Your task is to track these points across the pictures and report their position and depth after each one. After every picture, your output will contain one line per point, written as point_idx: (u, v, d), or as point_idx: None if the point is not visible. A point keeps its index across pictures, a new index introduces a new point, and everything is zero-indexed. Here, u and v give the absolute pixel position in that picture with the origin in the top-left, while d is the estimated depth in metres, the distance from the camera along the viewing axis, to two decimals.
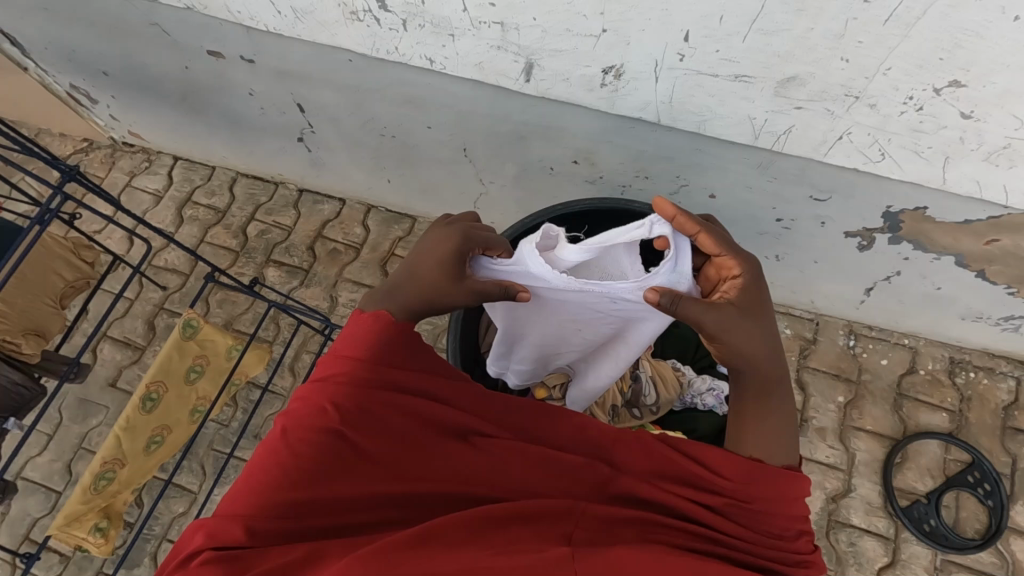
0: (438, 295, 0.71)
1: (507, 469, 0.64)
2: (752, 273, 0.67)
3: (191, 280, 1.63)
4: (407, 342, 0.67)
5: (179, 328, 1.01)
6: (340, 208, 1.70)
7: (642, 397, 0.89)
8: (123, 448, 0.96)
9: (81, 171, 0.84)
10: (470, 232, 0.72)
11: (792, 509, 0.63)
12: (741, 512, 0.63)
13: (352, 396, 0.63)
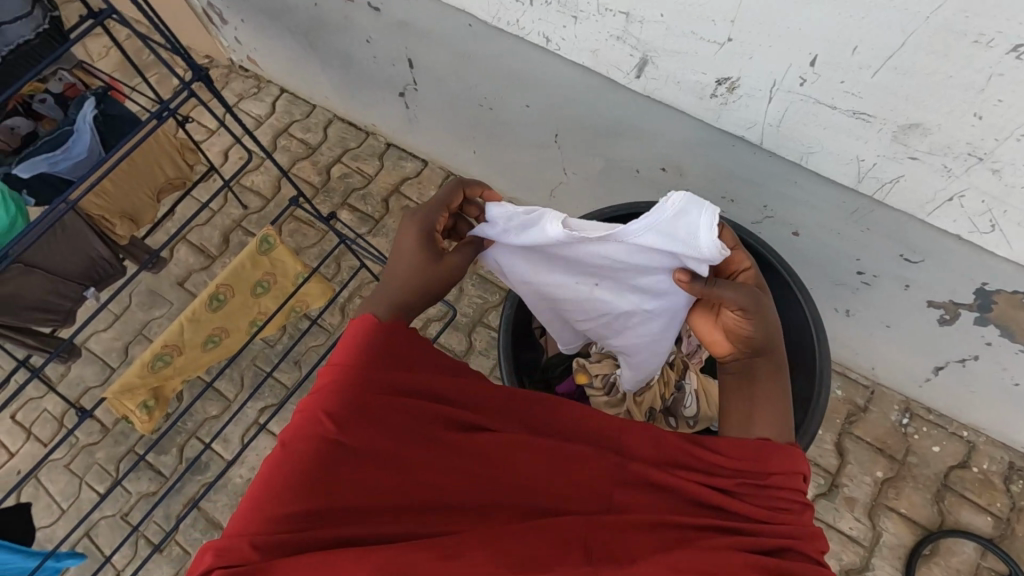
0: (422, 281, 0.74)
1: (512, 467, 0.63)
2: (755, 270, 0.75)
3: (271, 205, 1.72)
4: (404, 342, 0.70)
5: (257, 242, 1.06)
6: (422, 168, 1.75)
7: (682, 407, 0.90)
8: (183, 337, 1.02)
9: (211, 75, 0.89)
10: (430, 212, 0.77)
11: (795, 482, 0.63)
12: (757, 501, 0.62)
13: (351, 400, 0.63)
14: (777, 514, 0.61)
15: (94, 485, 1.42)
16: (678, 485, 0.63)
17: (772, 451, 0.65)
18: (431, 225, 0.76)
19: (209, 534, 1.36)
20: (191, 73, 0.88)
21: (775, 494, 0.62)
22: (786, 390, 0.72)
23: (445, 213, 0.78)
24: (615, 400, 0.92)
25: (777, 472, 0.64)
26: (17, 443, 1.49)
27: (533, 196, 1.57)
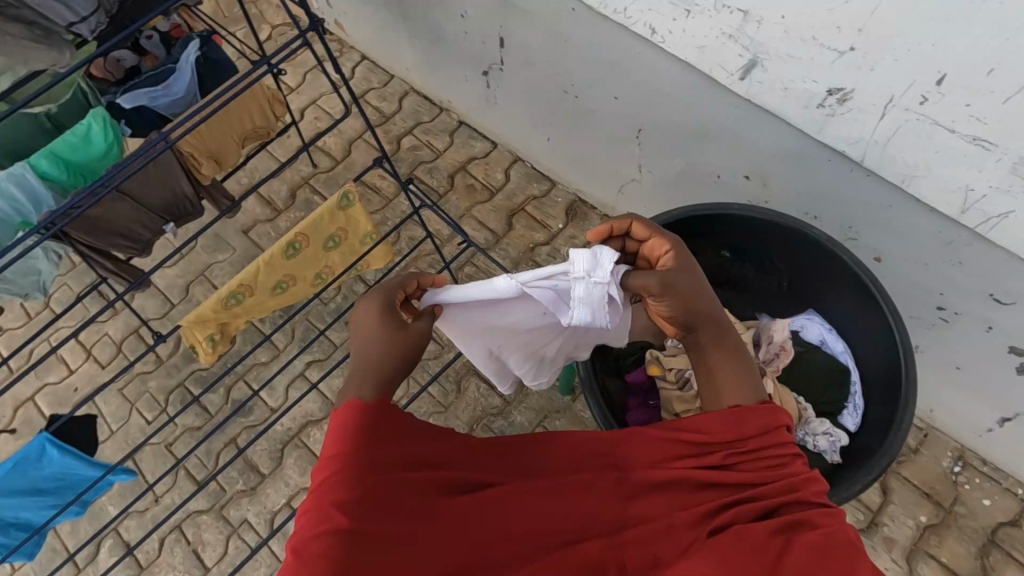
0: (395, 352, 0.73)
1: (526, 512, 0.61)
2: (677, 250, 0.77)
3: (340, 168, 1.76)
4: (391, 413, 0.67)
5: (338, 197, 1.08)
6: (491, 150, 1.76)
7: None
8: (256, 278, 1.05)
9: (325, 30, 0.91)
10: (388, 292, 0.77)
11: (780, 436, 0.65)
12: (757, 470, 0.63)
13: (353, 483, 0.60)
14: (783, 478, 0.63)
15: (144, 412, 1.47)
16: (683, 479, 0.63)
17: (741, 415, 0.67)
18: (392, 301, 0.76)
19: (246, 475, 1.40)
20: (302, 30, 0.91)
21: (770, 460, 0.64)
22: (739, 353, 0.74)
23: (402, 291, 0.78)
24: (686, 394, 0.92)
25: (758, 434, 0.65)
26: (76, 362, 1.56)
27: (601, 190, 1.56)
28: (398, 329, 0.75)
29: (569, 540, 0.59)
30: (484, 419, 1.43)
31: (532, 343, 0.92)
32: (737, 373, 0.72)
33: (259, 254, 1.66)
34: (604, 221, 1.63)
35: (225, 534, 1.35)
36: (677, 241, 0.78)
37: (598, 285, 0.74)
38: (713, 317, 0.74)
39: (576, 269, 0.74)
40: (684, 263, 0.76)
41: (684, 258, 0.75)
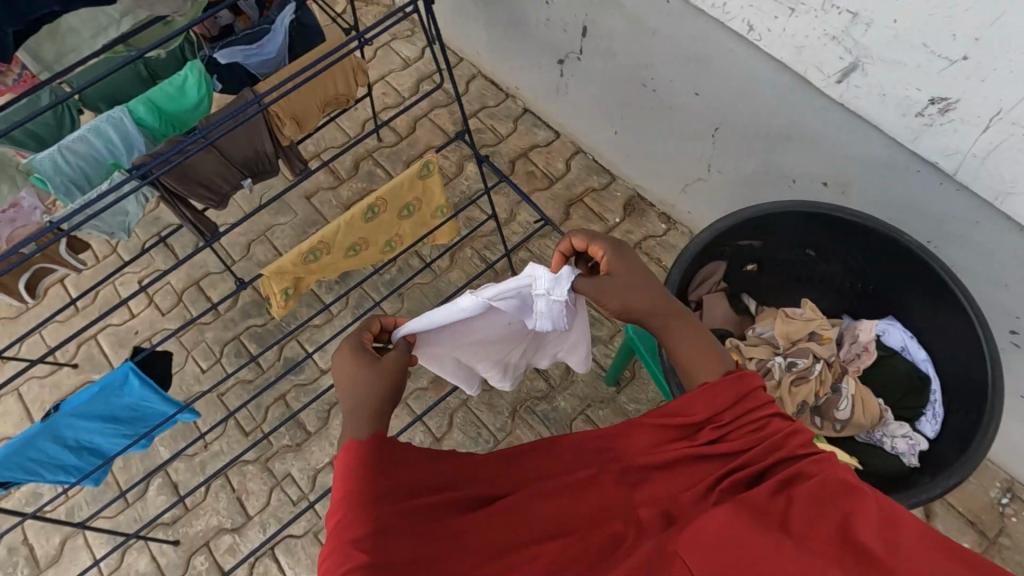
0: (386, 380, 0.74)
1: (538, 521, 0.65)
2: (618, 251, 0.78)
3: (404, 144, 1.79)
4: (390, 441, 0.69)
5: (419, 166, 1.10)
6: (553, 139, 1.77)
7: (834, 408, 0.85)
8: (336, 237, 1.07)
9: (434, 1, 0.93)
10: (357, 336, 0.78)
11: (756, 401, 0.68)
12: (743, 437, 0.66)
13: (367, 518, 0.61)
14: (773, 438, 0.65)
15: (199, 361, 1.52)
16: (677, 463, 0.67)
17: (709, 391, 0.69)
18: (361, 342, 0.77)
19: (293, 431, 1.44)
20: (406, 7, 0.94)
21: (754, 425, 0.66)
22: (706, 336, 0.77)
23: (368, 333, 0.80)
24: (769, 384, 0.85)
25: (733, 403, 0.67)
26: (138, 306, 1.61)
27: (662, 188, 1.57)
28: (374, 365, 0.75)
29: (591, 531, 0.63)
30: (528, 402, 1.44)
31: (505, 347, 0.94)
32: (700, 352, 0.75)
33: (319, 220, 1.70)
34: (662, 219, 1.63)
35: (268, 485, 1.39)
36: (615, 241, 0.78)
37: (557, 300, 0.77)
38: (658, 305, 0.76)
39: (535, 285, 0.77)
40: (626, 264, 0.77)
41: (622, 254, 0.77)
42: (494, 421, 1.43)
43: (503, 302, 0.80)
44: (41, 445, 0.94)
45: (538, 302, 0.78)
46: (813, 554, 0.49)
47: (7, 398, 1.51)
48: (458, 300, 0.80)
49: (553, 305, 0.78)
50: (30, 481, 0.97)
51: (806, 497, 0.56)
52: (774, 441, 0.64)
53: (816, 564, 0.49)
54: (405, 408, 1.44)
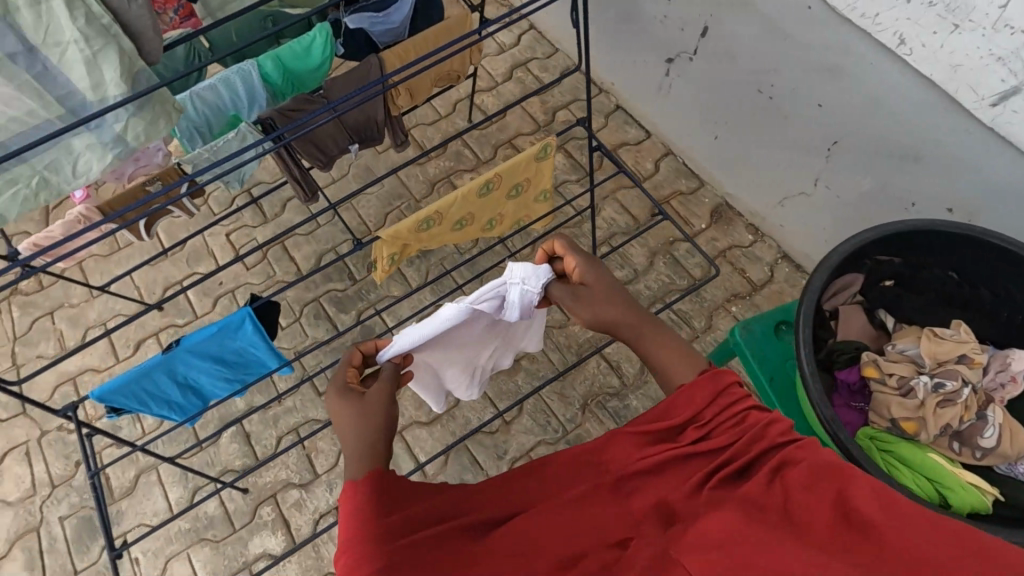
0: (377, 408, 0.76)
1: (545, 542, 0.63)
2: (592, 264, 0.84)
3: (494, 128, 1.79)
4: (387, 478, 0.69)
5: (538, 148, 1.10)
6: (644, 139, 1.75)
7: (979, 436, 0.76)
8: (449, 208, 1.08)
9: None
10: (337, 377, 0.79)
11: (729, 396, 0.68)
12: (723, 434, 0.65)
13: (378, 554, 0.61)
14: (753, 430, 0.64)
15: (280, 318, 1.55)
16: (664, 468, 0.66)
17: (687, 392, 0.70)
18: (343, 380, 0.78)
19: None
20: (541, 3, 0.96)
21: (732, 425, 0.65)
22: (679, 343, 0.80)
23: (349, 369, 0.80)
24: (909, 404, 0.76)
25: (711, 401, 0.68)
26: (224, 259, 1.65)
27: (755, 199, 1.55)
28: (362, 401, 0.76)
29: (599, 549, 0.62)
30: (599, 397, 1.44)
31: (485, 347, 0.94)
32: (670, 356, 0.79)
33: (405, 194, 1.71)
34: (749, 230, 1.61)
35: (337, 446, 1.41)
36: (589, 255, 0.84)
37: (534, 290, 0.81)
38: (628, 313, 0.81)
39: (511, 281, 0.81)
40: (599, 277, 0.83)
41: (593, 263, 0.82)
42: (564, 412, 1.43)
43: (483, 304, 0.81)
44: (156, 377, 0.97)
45: (515, 296, 0.81)
46: (812, 546, 0.50)
47: (94, 332, 1.56)
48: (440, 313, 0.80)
49: (530, 298, 0.82)
50: (139, 410, 1.01)
51: (796, 484, 0.56)
52: (753, 434, 0.63)
53: (817, 555, 0.49)
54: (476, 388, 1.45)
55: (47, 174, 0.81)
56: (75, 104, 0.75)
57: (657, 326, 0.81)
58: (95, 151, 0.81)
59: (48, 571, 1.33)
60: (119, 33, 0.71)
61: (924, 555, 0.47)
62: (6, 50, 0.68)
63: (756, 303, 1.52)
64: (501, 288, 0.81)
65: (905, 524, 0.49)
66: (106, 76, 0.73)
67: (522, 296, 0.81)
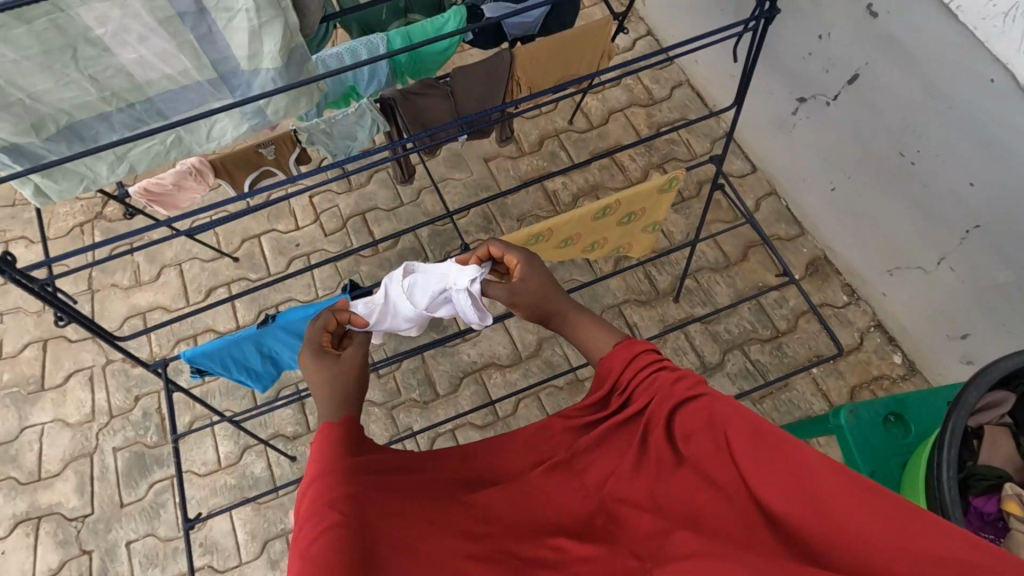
0: (349, 372, 0.80)
1: (504, 505, 0.66)
2: (528, 263, 0.89)
3: (594, 133, 1.72)
4: (355, 433, 0.72)
5: (666, 180, 1.04)
6: (749, 173, 1.66)
7: None
8: (563, 226, 1.03)
9: (770, 24, 0.85)
10: (313, 336, 0.82)
11: (641, 362, 0.71)
12: (642, 397, 0.68)
13: (342, 488, 0.63)
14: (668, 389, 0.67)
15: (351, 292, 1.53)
16: (605, 442, 0.70)
17: (607, 362, 0.74)
18: (315, 339, 0.82)
19: (423, 389, 1.45)
20: (666, 52, 0.92)
21: (649, 388, 0.68)
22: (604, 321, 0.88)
23: (322, 331, 0.83)
24: None
25: (625, 367, 0.71)
26: (304, 220, 1.63)
27: (862, 261, 1.46)
28: (337, 361, 0.80)
29: (564, 523, 0.64)
30: None
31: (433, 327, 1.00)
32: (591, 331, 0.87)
33: (493, 187, 1.66)
34: (845, 290, 1.52)
35: (389, 433, 1.40)
36: (524, 254, 0.89)
37: (473, 292, 0.88)
38: (555, 301, 0.89)
39: (452, 281, 0.88)
40: (531, 274, 0.89)
41: (525, 258, 0.89)
42: None
43: (430, 297, 0.89)
44: (244, 346, 0.96)
45: (457, 294, 0.88)
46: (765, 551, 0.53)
47: (168, 271, 1.58)
48: (394, 301, 0.88)
49: (470, 300, 0.88)
50: (220, 374, 1.00)
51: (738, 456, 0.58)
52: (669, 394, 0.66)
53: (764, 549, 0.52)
54: (536, 401, 1.42)
55: (182, 134, 0.75)
56: (227, 70, 0.70)
57: (578, 309, 0.89)
58: (234, 118, 0.76)
59: (96, 497, 1.36)
60: (289, 7, 0.67)
61: (873, 540, 0.49)
62: (179, 9, 0.63)
63: (840, 368, 1.45)
64: (444, 287, 0.89)
65: (817, 465, 0.54)
66: (265, 47, 0.68)
67: (461, 296, 0.88)
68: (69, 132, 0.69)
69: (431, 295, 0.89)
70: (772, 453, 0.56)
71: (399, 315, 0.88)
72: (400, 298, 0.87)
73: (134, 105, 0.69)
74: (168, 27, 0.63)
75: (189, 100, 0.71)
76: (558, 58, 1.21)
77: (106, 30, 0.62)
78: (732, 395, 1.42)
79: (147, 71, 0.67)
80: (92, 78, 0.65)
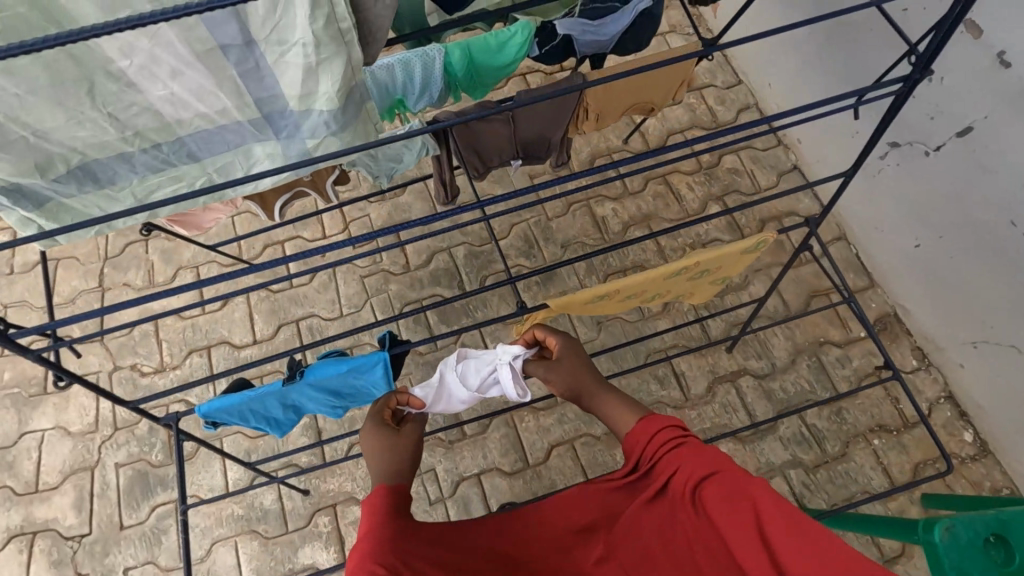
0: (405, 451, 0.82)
1: None
2: (566, 342, 0.87)
3: (650, 155, 1.58)
4: (401, 503, 0.76)
5: (755, 242, 0.92)
6: (817, 214, 1.52)
7: None
8: (633, 286, 0.90)
9: (901, 106, 0.72)
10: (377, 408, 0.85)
11: (659, 435, 0.69)
12: (665, 471, 0.66)
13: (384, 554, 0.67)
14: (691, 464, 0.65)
15: (378, 313, 1.42)
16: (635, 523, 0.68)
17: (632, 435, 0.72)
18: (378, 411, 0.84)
19: (449, 427, 1.34)
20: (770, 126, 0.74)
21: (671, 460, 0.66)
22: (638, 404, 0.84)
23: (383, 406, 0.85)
24: None
25: (647, 440, 0.70)
26: (332, 228, 1.51)
27: (940, 327, 1.32)
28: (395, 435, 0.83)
29: None
30: None
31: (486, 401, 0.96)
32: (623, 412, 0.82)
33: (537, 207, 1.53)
34: (914, 354, 1.39)
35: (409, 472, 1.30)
36: (564, 334, 0.87)
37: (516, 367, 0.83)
38: (588, 380, 0.85)
39: (498, 358, 0.84)
40: (568, 352, 0.86)
41: (564, 337, 0.86)
42: None
43: (476, 375, 0.85)
44: (267, 399, 0.85)
45: (501, 370, 0.84)
46: None
47: (184, 274, 1.47)
48: (443, 379, 0.86)
49: (514, 375, 0.84)
50: (236, 424, 0.89)
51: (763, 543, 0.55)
52: (690, 469, 0.64)
53: None
54: (570, 451, 1.31)
55: (214, 177, 0.64)
56: (274, 110, 0.58)
57: (612, 390, 0.85)
58: (276, 162, 0.64)
59: (94, 517, 1.28)
60: (354, 42, 0.54)
61: None
62: (221, 40, 0.51)
63: (903, 441, 1.32)
64: (490, 365, 0.85)
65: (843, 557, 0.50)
66: (320, 86, 0.56)
67: (505, 372, 0.84)
68: (82, 173, 0.58)
69: (478, 373, 0.85)
70: (796, 538, 0.53)
71: (454, 398, 0.86)
72: (448, 374, 0.85)
73: (160, 145, 0.58)
74: (207, 60, 0.52)
75: (225, 141, 0.60)
76: (633, 85, 1.06)
77: (132, 62, 0.51)
78: (784, 462, 1.30)
79: (179, 109, 0.56)
80: (112, 116, 0.54)
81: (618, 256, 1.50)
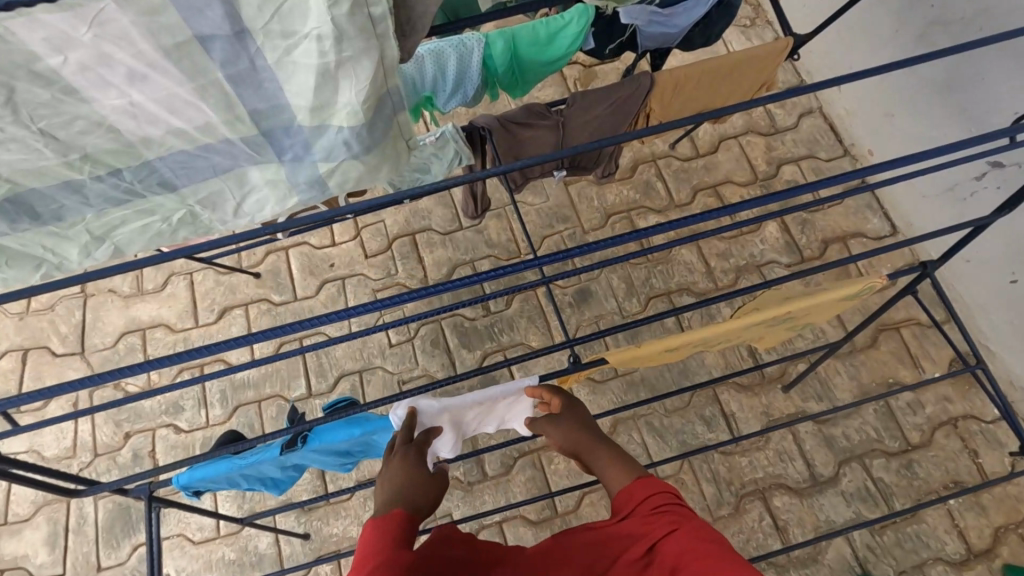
0: (428, 494, 0.63)
1: None
2: (569, 401, 0.68)
3: (699, 163, 1.41)
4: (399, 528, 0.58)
5: (860, 288, 0.76)
6: (887, 236, 1.35)
7: None
8: (709, 337, 0.75)
9: None
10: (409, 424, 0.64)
11: (652, 498, 0.57)
12: (656, 531, 0.54)
13: None
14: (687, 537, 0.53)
15: (392, 333, 1.27)
16: None
17: (623, 494, 0.60)
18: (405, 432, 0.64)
19: (469, 466, 1.19)
20: (876, 188, 0.63)
21: (665, 521, 0.54)
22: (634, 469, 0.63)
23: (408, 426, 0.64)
24: None
25: (638, 501, 0.58)
26: (342, 235, 1.35)
27: None
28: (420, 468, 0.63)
29: None
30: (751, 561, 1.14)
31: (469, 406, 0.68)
32: (618, 470, 0.63)
33: (572, 218, 1.36)
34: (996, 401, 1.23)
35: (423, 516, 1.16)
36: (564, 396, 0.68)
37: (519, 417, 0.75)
38: (581, 434, 0.67)
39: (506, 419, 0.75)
40: (571, 410, 0.68)
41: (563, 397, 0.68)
42: None
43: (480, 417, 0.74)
44: (262, 465, 0.69)
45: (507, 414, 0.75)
46: None
47: (177, 281, 1.32)
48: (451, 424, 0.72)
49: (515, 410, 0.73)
50: (225, 488, 0.73)
51: None
52: (685, 531, 0.53)
53: None
54: (604, 499, 1.16)
55: (196, 210, 0.47)
56: (276, 125, 0.42)
57: (607, 453, 0.65)
58: (279, 190, 0.47)
59: (69, 555, 1.14)
60: (389, 35, 0.38)
61: None
62: (200, 29, 0.35)
63: (982, 502, 1.16)
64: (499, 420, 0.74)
65: None
66: (340, 96, 0.40)
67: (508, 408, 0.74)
68: (13, 207, 0.42)
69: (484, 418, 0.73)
70: None
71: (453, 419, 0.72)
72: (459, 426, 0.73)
73: (120, 170, 0.42)
74: (179, 58, 0.36)
75: (210, 165, 0.44)
76: (711, 94, 0.88)
77: (68, 60, 0.34)
78: (847, 522, 1.15)
79: (143, 124, 0.39)
80: (48, 133, 0.38)
81: (662, 276, 1.33)
